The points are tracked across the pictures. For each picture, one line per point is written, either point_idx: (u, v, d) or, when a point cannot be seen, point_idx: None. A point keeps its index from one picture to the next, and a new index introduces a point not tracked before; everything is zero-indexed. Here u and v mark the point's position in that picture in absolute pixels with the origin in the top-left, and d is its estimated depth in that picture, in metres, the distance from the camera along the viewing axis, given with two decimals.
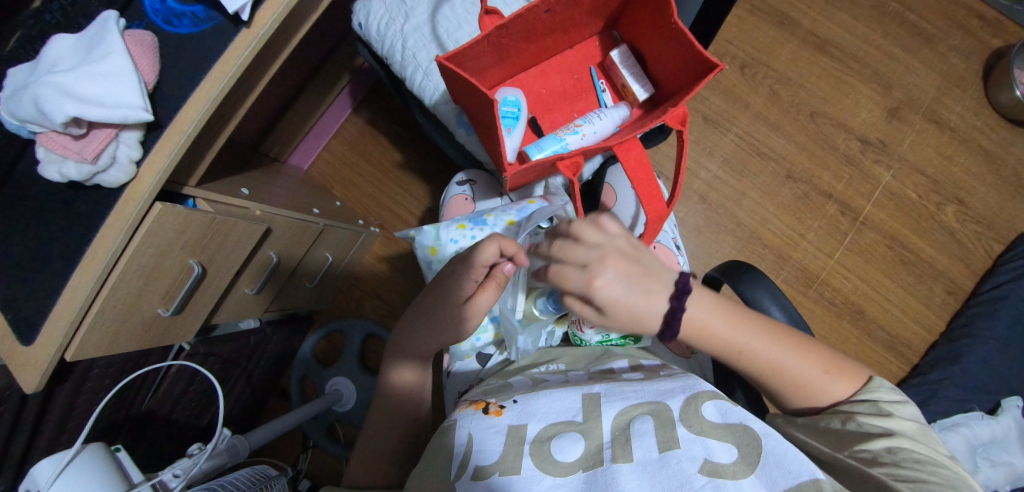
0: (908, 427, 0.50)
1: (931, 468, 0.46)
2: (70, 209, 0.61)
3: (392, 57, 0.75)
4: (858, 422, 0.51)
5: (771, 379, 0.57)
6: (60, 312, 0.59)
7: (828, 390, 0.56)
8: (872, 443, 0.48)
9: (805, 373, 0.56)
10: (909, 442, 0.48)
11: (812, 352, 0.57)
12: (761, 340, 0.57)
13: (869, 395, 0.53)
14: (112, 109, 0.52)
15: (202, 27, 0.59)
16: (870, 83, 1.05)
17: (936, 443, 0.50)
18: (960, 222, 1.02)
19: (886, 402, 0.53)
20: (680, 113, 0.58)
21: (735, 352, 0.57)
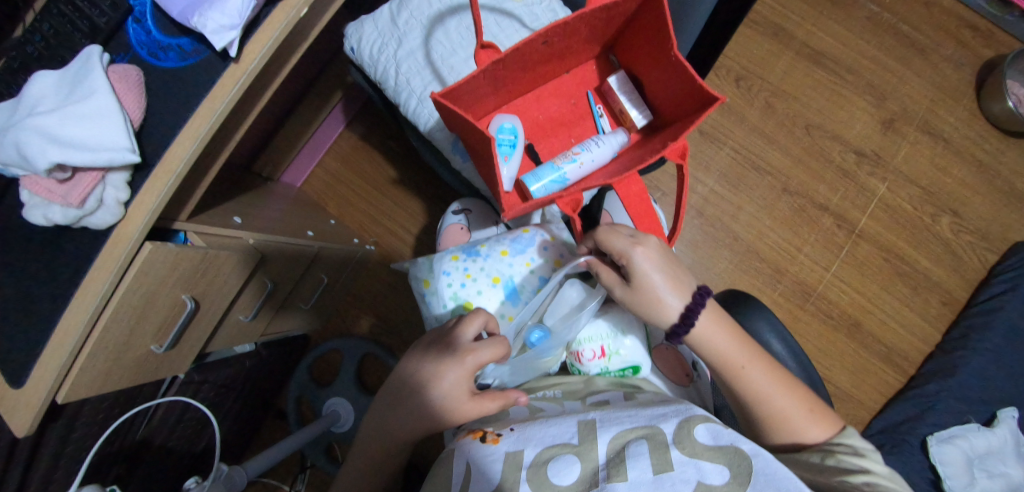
0: (885, 469, 0.50)
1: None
2: (57, 249, 0.59)
3: (386, 82, 0.75)
4: (836, 458, 0.51)
5: (759, 403, 0.56)
6: (49, 356, 0.57)
7: (805, 429, 0.55)
8: (852, 476, 0.48)
9: (786, 409, 0.55)
10: (886, 479, 0.48)
11: (798, 390, 0.57)
12: (762, 370, 0.56)
13: (849, 438, 0.54)
14: (98, 152, 0.51)
15: (190, 61, 0.58)
16: (864, 94, 1.05)
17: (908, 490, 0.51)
18: (954, 234, 1.03)
19: (865, 445, 0.53)
20: (680, 146, 0.58)
21: (737, 367, 0.56)
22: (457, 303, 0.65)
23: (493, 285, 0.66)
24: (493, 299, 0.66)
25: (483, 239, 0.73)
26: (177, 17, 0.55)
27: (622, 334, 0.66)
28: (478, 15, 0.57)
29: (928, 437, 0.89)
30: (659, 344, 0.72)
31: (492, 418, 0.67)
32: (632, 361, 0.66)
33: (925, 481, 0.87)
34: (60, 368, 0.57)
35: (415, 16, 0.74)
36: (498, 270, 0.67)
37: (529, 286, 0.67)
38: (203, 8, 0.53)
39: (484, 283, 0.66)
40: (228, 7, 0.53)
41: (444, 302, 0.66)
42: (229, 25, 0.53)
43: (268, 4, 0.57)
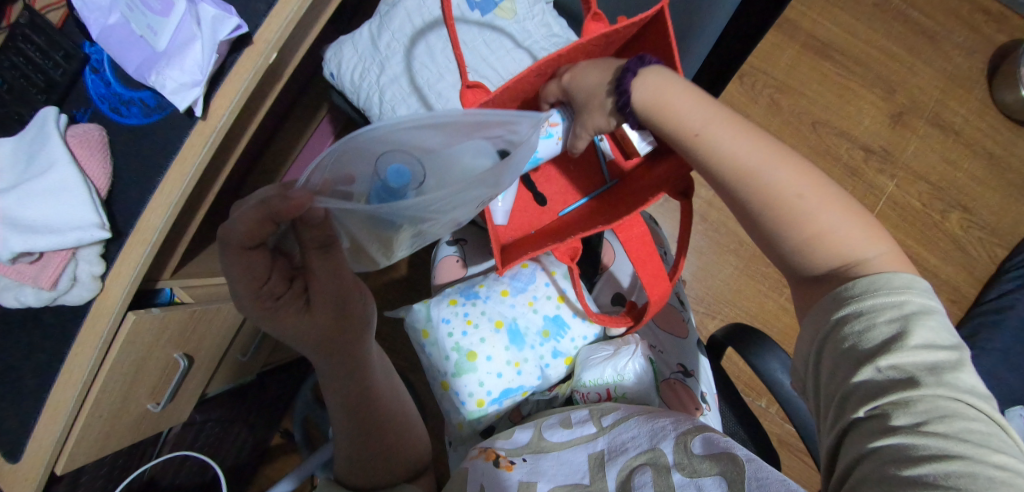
0: (943, 362, 0.35)
1: (961, 429, 0.33)
2: (35, 321, 0.56)
3: (369, 110, 0.70)
4: (878, 368, 0.37)
5: (813, 218, 0.45)
6: (38, 435, 0.55)
7: (808, 212, 0.45)
8: (883, 399, 0.36)
9: (792, 184, 0.45)
10: (936, 389, 0.35)
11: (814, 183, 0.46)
12: (767, 162, 0.47)
13: (900, 302, 0.38)
14: (66, 234, 0.48)
15: (154, 117, 0.54)
16: (872, 87, 1.01)
17: (972, 380, 0.35)
18: (964, 230, 1.00)
19: (912, 312, 0.38)
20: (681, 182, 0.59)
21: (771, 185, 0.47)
22: (460, 353, 0.63)
23: (496, 330, 0.65)
24: (496, 345, 0.64)
25: (480, 276, 0.71)
26: (134, 74, 0.50)
27: (629, 373, 0.62)
28: (461, 54, 0.53)
29: None
30: (666, 378, 0.68)
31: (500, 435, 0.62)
32: (640, 401, 0.62)
33: None
34: (49, 448, 0.55)
35: (397, 38, 0.69)
36: (500, 312, 0.65)
37: (531, 327, 0.66)
38: (161, 65, 0.49)
39: (486, 329, 0.64)
40: (188, 62, 0.49)
41: (446, 353, 0.64)
42: (189, 83, 0.49)
43: (232, 52, 0.52)
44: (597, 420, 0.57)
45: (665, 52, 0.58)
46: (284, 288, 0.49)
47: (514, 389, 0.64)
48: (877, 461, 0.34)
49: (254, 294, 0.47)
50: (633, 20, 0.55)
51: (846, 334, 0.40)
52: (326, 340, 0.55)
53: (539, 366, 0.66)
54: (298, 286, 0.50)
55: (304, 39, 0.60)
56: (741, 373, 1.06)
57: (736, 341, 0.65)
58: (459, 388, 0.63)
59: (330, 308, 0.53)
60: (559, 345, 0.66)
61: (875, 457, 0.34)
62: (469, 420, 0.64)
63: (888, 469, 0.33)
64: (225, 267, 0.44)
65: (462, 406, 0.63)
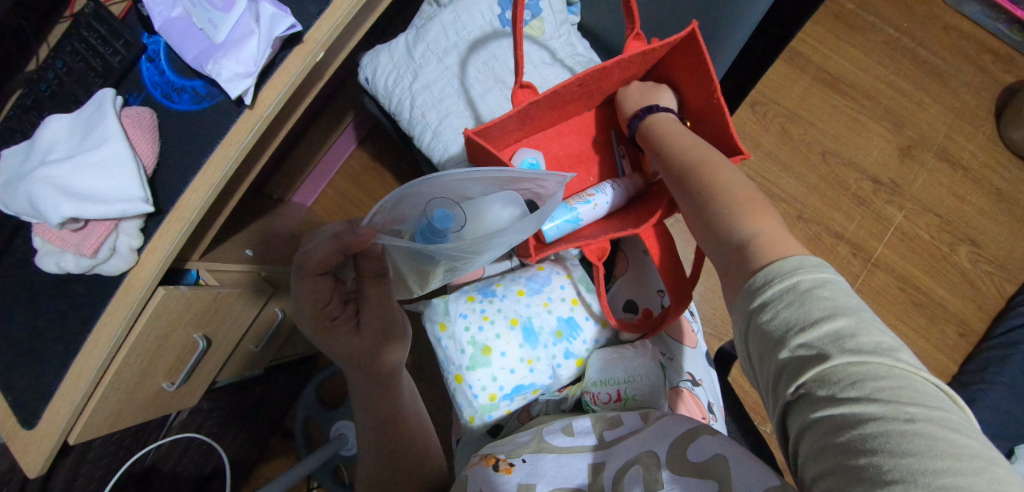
0: (844, 328, 0.35)
1: (874, 390, 0.32)
2: (68, 291, 0.58)
3: (399, 114, 0.73)
4: (790, 348, 0.37)
5: (718, 208, 0.49)
6: (58, 403, 0.56)
7: (744, 214, 0.47)
8: (801, 376, 0.35)
9: (702, 185, 0.51)
10: (844, 357, 0.34)
11: (737, 187, 0.50)
12: (704, 168, 0.53)
13: (789, 281, 0.39)
14: (112, 204, 0.50)
15: (203, 104, 0.57)
16: (881, 120, 1.04)
17: (879, 335, 0.35)
18: (973, 264, 1.01)
19: (807, 285, 0.38)
20: None
21: (695, 193, 0.51)
22: (476, 348, 0.65)
23: (511, 328, 0.66)
24: (510, 341, 0.65)
25: (497, 276, 0.72)
26: (191, 63, 0.54)
27: (639, 378, 0.62)
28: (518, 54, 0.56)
29: None
30: (674, 387, 0.66)
31: (504, 441, 0.62)
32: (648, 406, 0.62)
33: None
34: (69, 414, 0.56)
35: (431, 50, 0.73)
36: (515, 310, 0.67)
37: (546, 327, 0.67)
38: (218, 55, 0.53)
39: (501, 325, 0.66)
40: (243, 55, 0.53)
41: (460, 346, 0.65)
42: (243, 73, 0.53)
43: (282, 49, 0.56)
44: (598, 432, 0.57)
45: (700, 78, 0.61)
46: (340, 310, 0.55)
47: (525, 386, 0.65)
48: (814, 438, 0.34)
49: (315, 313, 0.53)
50: (667, 42, 0.58)
51: (759, 324, 0.39)
52: (365, 362, 0.59)
53: (551, 365, 0.66)
54: (351, 308, 0.56)
55: (346, 44, 0.64)
56: (747, 396, 1.06)
57: None
58: (471, 381, 0.64)
59: (376, 331, 0.58)
60: (571, 346, 0.67)
61: (813, 434, 0.34)
62: (479, 413, 0.64)
63: (824, 443, 0.33)
64: (297, 288, 0.50)
65: (473, 399, 0.64)
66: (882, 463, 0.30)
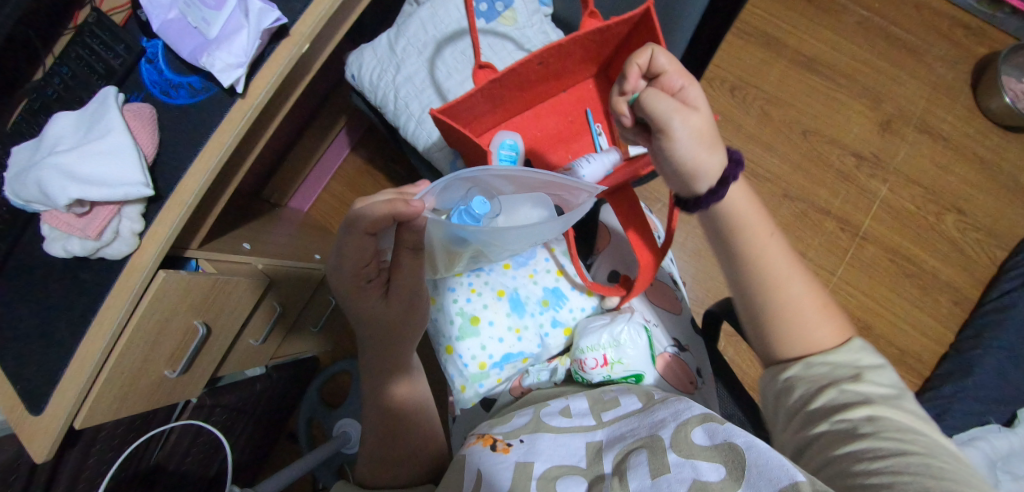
0: (887, 393, 0.48)
1: (909, 437, 0.43)
2: (75, 281, 0.61)
3: (385, 106, 0.77)
4: (840, 390, 0.49)
5: (819, 322, 0.53)
6: (66, 386, 0.58)
7: (815, 328, 0.53)
8: (850, 412, 0.46)
9: (805, 295, 0.54)
10: (886, 408, 0.46)
11: (812, 293, 0.55)
12: (797, 276, 0.55)
13: (852, 355, 0.51)
14: (114, 187, 0.54)
15: (199, 98, 0.61)
16: (859, 98, 1.07)
17: (913, 408, 0.47)
18: (961, 232, 1.02)
19: (866, 365, 0.50)
20: None
21: (820, 306, 0.54)
22: (464, 318, 0.67)
23: (498, 298, 0.68)
24: (498, 312, 0.67)
25: None
26: (187, 58, 0.58)
27: (624, 342, 0.62)
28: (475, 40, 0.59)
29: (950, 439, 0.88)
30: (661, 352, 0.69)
31: (498, 422, 0.60)
32: (636, 369, 0.62)
33: None
34: (76, 397, 0.58)
35: (412, 43, 0.76)
36: (502, 282, 0.69)
37: (533, 297, 0.69)
38: (210, 49, 0.57)
39: (489, 296, 0.68)
40: (235, 47, 0.57)
41: (450, 318, 0.67)
42: (235, 64, 0.56)
43: (272, 42, 0.60)
44: (596, 413, 0.57)
45: (654, 50, 0.63)
46: (375, 274, 0.57)
47: (514, 354, 0.67)
48: (846, 461, 0.43)
49: (353, 274, 0.55)
50: (622, 18, 0.60)
51: (815, 373, 0.51)
52: (392, 328, 0.61)
53: (539, 334, 0.68)
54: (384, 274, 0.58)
55: (331, 38, 0.68)
56: (746, 376, 1.06)
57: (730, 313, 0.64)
58: (461, 351, 0.66)
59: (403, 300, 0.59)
60: (558, 314, 0.69)
61: (845, 458, 0.43)
62: (470, 381, 0.67)
63: (855, 466, 0.42)
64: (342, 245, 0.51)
65: (464, 369, 0.66)
66: (923, 481, 0.38)
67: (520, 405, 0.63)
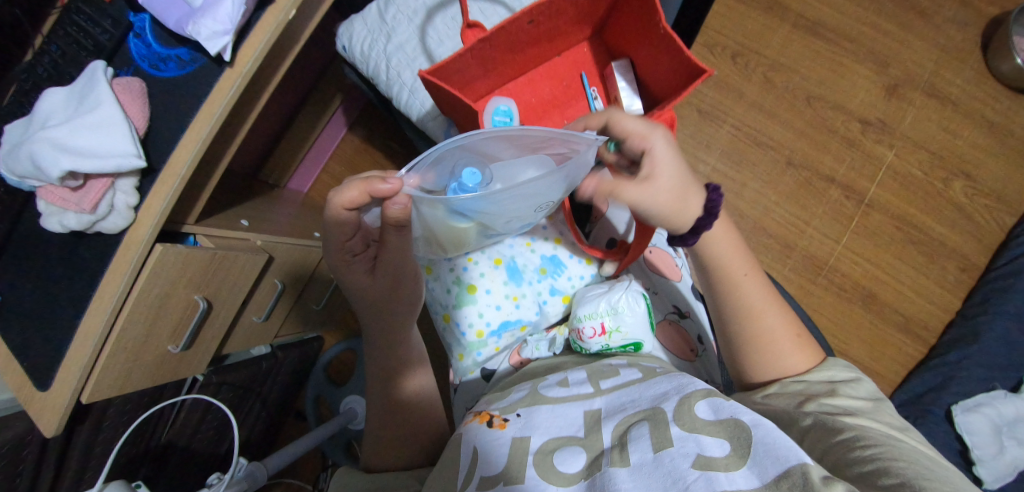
0: (865, 404, 0.48)
1: (896, 437, 0.42)
2: (74, 258, 0.61)
3: (377, 77, 0.76)
4: (819, 402, 0.48)
5: (787, 354, 0.55)
6: (70, 361, 0.59)
7: (787, 355, 0.55)
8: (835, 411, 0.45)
9: (777, 328, 0.56)
10: (868, 416, 0.45)
11: (788, 318, 0.57)
12: (774, 310, 0.57)
13: (824, 374, 0.53)
14: (106, 159, 0.53)
15: (188, 69, 0.60)
16: (865, 62, 1.04)
17: (892, 417, 0.47)
18: (969, 198, 1.00)
19: (840, 381, 0.51)
20: (668, 118, 0.62)
21: (794, 336, 0.56)
22: (461, 287, 0.68)
23: (495, 267, 0.68)
24: (495, 281, 0.68)
25: None
26: (174, 27, 0.57)
27: (623, 310, 0.60)
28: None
29: (953, 406, 0.91)
30: (661, 319, 0.69)
31: (497, 397, 0.58)
32: (635, 338, 0.61)
33: (954, 451, 0.88)
34: (81, 372, 0.59)
35: (402, 11, 0.75)
36: (499, 251, 0.69)
37: (530, 266, 0.69)
38: (196, 17, 0.56)
39: (486, 265, 0.68)
40: (220, 14, 0.55)
41: (448, 287, 0.68)
42: (221, 31, 0.55)
43: (258, 9, 0.59)
44: (595, 382, 0.54)
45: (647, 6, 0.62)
46: (361, 248, 0.57)
47: (512, 322, 0.68)
48: (841, 450, 0.41)
49: (338, 248, 0.55)
50: None
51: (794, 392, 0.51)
52: (379, 303, 0.62)
53: (537, 302, 0.69)
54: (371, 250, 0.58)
55: (320, 8, 0.66)
56: None
57: None
58: (459, 319, 0.68)
59: (388, 277, 0.60)
60: (556, 282, 0.69)
61: (839, 445, 0.41)
62: (468, 349, 0.69)
63: (853, 452, 0.40)
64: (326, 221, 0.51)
65: (463, 337, 0.68)
66: (920, 470, 0.37)
67: (518, 377, 0.63)
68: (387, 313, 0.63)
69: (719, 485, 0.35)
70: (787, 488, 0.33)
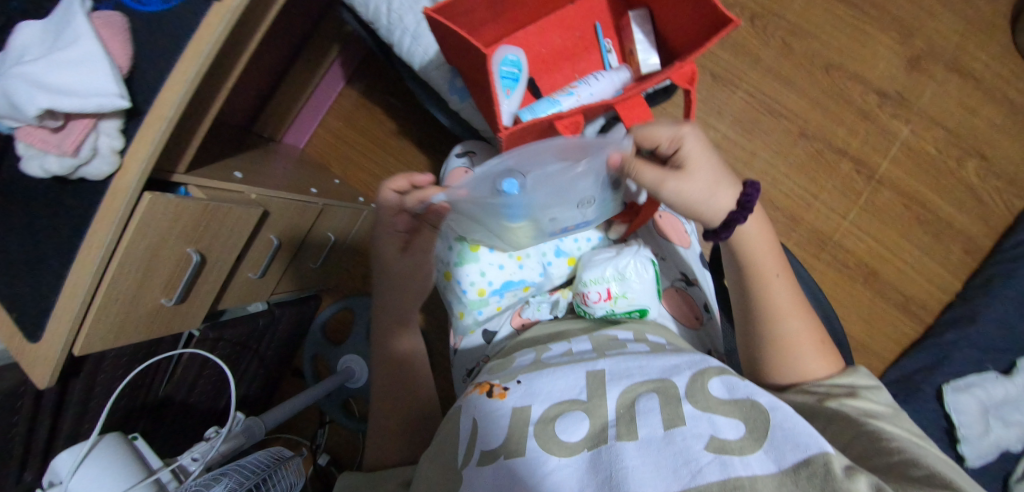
0: (886, 410, 0.47)
1: (920, 446, 0.42)
2: (59, 204, 0.59)
3: (378, 21, 0.71)
4: (841, 403, 0.48)
5: (809, 359, 0.54)
6: (60, 311, 0.57)
7: (810, 360, 0.54)
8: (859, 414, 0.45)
9: (803, 332, 0.54)
10: (892, 423, 0.45)
11: (813, 322, 0.56)
12: (801, 313, 0.55)
13: (847, 378, 0.52)
14: (86, 98, 0.50)
15: (174, 3, 0.56)
16: (889, 31, 0.99)
17: (910, 424, 0.46)
18: (980, 179, 0.98)
19: (861, 385, 0.50)
20: (689, 71, 0.58)
21: (818, 341, 0.55)
22: (463, 245, 0.69)
23: None
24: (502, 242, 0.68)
25: None
26: None
27: (630, 274, 0.59)
28: None
29: (944, 385, 0.92)
30: (667, 286, 0.68)
31: (499, 367, 0.57)
32: (641, 304, 0.60)
33: (941, 428, 0.90)
34: (72, 322, 0.57)
35: None
36: None
37: None
38: None
39: None
40: None
41: (450, 244, 0.69)
42: None
43: None
44: (601, 351, 0.52)
45: None
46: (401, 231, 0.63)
47: (514, 282, 0.69)
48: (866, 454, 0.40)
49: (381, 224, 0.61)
50: None
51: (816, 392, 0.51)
52: (399, 280, 0.67)
53: (541, 263, 0.70)
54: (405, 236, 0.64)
55: None
56: None
57: None
58: (460, 277, 0.69)
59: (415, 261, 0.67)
60: (561, 244, 0.69)
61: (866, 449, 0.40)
62: (469, 308, 0.70)
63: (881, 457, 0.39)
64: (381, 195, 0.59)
65: (463, 295, 0.70)
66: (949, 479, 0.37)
67: (520, 344, 0.62)
68: (401, 285, 0.67)
69: (733, 470, 0.35)
70: (805, 477, 0.34)
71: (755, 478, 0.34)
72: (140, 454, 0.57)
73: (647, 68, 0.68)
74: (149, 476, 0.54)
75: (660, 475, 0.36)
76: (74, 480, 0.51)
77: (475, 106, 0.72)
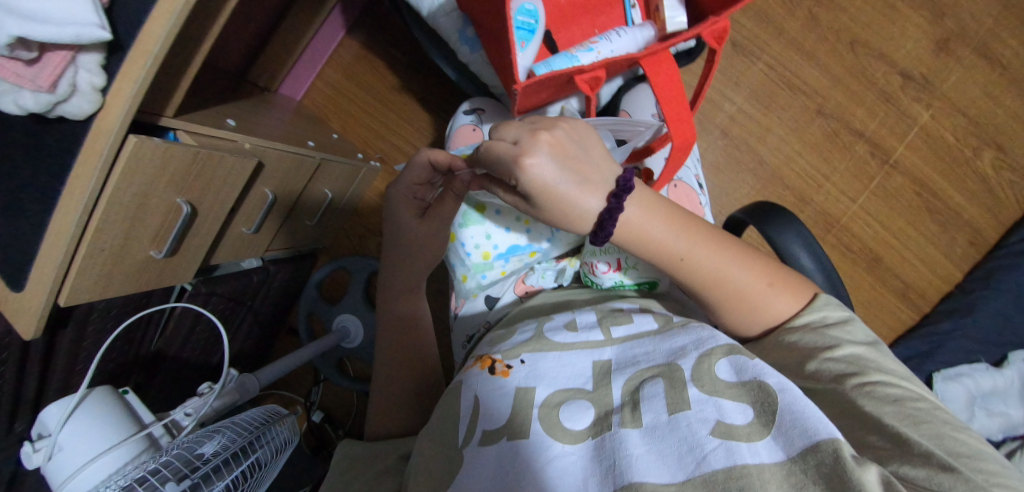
0: (866, 353, 0.44)
1: (911, 405, 0.39)
2: (37, 145, 0.55)
3: None
4: (820, 360, 0.44)
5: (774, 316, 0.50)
6: (43, 260, 0.55)
7: (770, 304, 0.50)
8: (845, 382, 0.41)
9: (751, 284, 0.49)
10: (878, 375, 0.41)
11: (757, 263, 0.50)
12: (741, 266, 0.50)
13: (811, 315, 0.48)
14: (62, 26, 0.45)
15: None
16: (921, 8, 0.94)
17: (888, 360, 0.44)
18: (994, 170, 0.96)
19: (831, 323, 0.46)
20: (719, 28, 0.56)
21: (768, 286, 0.50)
22: (470, 205, 0.66)
23: None
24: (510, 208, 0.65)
25: None
26: None
27: None
28: None
29: (935, 374, 0.93)
30: None
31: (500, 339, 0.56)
32: (649, 275, 0.59)
33: None
34: (56, 271, 0.55)
35: None
36: None
37: None
38: None
39: None
40: None
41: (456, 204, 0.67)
42: None
43: None
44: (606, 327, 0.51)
45: None
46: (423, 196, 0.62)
47: (520, 247, 0.66)
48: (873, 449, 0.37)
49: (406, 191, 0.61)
50: None
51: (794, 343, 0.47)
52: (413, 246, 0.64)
53: (549, 227, 0.66)
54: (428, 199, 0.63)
55: None
56: None
57: (756, 218, 0.61)
58: (465, 239, 0.67)
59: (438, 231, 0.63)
60: None
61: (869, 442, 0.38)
62: (472, 271, 0.67)
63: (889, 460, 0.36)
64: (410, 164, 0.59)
65: (467, 258, 0.67)
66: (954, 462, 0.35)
67: (522, 316, 0.61)
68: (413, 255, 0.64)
69: (739, 457, 0.35)
70: (811, 465, 0.33)
71: (761, 467, 0.34)
72: (131, 408, 0.55)
73: (674, 26, 0.65)
74: (142, 429, 0.52)
75: (664, 465, 0.36)
76: (63, 433, 0.49)
77: (486, 59, 0.68)
